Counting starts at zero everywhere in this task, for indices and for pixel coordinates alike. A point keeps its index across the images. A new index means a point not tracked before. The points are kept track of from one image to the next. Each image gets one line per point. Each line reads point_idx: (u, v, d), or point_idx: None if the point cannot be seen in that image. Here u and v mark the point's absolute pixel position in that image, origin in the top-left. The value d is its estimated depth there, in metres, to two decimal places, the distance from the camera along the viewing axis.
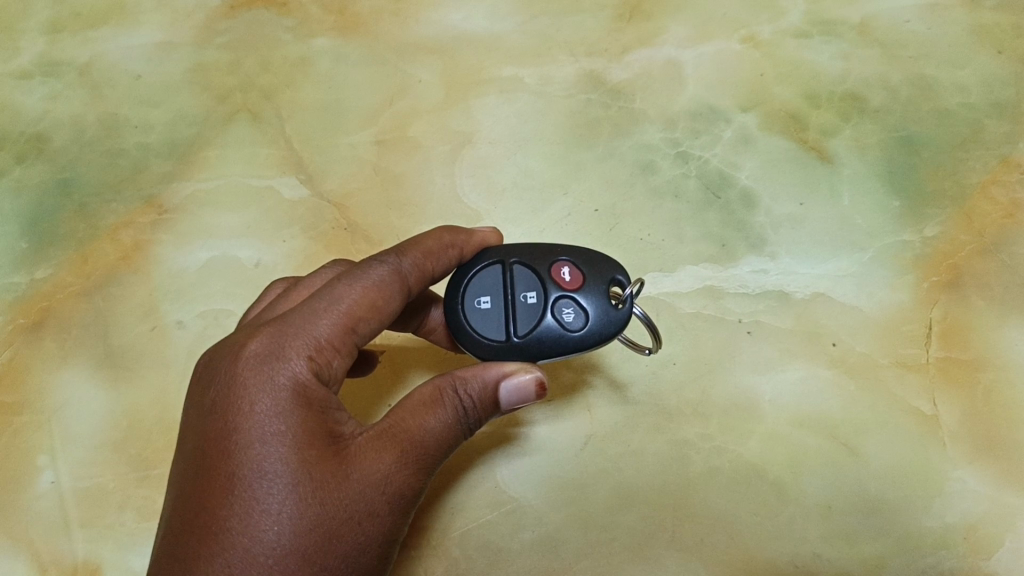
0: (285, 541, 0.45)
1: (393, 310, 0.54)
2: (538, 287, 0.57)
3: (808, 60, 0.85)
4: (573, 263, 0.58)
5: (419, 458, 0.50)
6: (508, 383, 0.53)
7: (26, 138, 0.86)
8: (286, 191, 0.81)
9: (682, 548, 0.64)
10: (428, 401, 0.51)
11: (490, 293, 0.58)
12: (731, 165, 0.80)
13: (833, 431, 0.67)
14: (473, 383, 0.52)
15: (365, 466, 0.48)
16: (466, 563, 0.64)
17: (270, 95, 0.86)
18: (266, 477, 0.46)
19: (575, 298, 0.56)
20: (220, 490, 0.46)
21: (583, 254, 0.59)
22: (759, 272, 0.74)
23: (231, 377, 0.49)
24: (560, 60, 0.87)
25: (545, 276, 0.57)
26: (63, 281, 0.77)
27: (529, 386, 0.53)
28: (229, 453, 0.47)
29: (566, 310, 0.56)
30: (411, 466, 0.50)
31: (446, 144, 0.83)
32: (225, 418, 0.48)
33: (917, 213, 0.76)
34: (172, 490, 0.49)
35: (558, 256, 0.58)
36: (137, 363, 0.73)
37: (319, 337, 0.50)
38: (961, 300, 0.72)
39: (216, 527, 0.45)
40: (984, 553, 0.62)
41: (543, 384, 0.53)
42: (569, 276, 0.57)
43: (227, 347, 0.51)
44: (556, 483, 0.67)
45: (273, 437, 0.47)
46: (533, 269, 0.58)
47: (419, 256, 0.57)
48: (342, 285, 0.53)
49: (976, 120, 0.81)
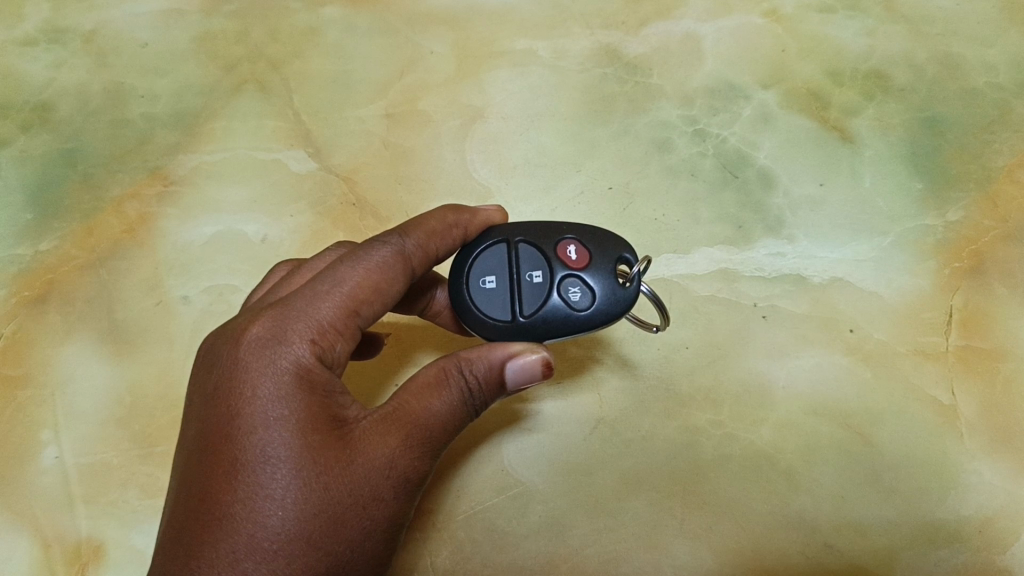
0: (290, 527, 0.44)
1: (397, 292, 0.53)
2: (544, 265, 0.55)
3: (832, 35, 0.83)
4: (578, 242, 0.56)
5: (425, 441, 0.49)
6: (514, 364, 0.51)
7: (31, 107, 0.84)
8: (294, 165, 0.79)
9: (690, 536, 0.63)
10: (432, 383, 0.50)
11: (494, 272, 0.56)
12: (749, 144, 0.78)
13: (848, 421, 0.66)
14: (478, 364, 0.50)
15: (370, 450, 0.47)
16: (470, 547, 0.64)
17: (278, 66, 0.85)
18: (271, 462, 0.45)
19: (581, 277, 0.54)
20: (223, 475, 0.45)
21: (589, 232, 0.57)
22: (776, 255, 0.72)
23: (234, 362, 0.48)
24: (575, 33, 0.84)
25: (550, 255, 0.55)
26: (67, 254, 0.76)
27: (535, 366, 0.51)
28: (232, 438, 0.46)
29: (571, 290, 0.54)
30: (417, 449, 0.49)
31: (457, 119, 0.81)
32: (228, 403, 0.47)
33: (941, 196, 0.74)
34: (175, 476, 0.48)
35: (563, 235, 0.57)
36: (141, 339, 0.72)
37: (321, 320, 0.49)
38: (983, 288, 0.70)
39: (220, 513, 0.45)
40: (999, 548, 0.61)
41: (549, 363, 0.51)
42: (575, 254, 0.55)
43: (229, 331, 0.50)
44: (563, 468, 0.66)
45: (276, 422, 0.46)
46: (539, 248, 0.56)
47: (423, 237, 0.55)
48: (345, 267, 0.52)
49: (1003, 100, 0.78)
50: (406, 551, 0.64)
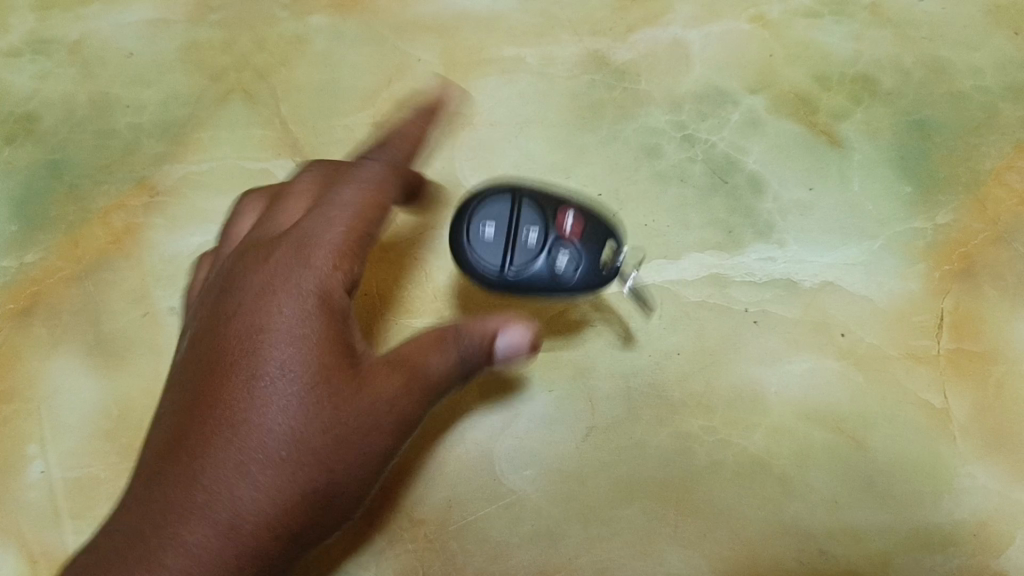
0: (290, 438, 0.50)
1: (387, 219, 0.58)
2: (542, 226, 0.56)
3: (819, 40, 0.83)
4: (580, 214, 0.57)
5: (424, 391, 0.54)
6: (504, 338, 0.55)
7: (15, 118, 0.84)
8: (282, 174, 0.79)
9: (684, 543, 0.63)
10: (435, 341, 0.55)
11: (492, 222, 0.57)
12: (738, 149, 0.78)
13: (840, 425, 0.65)
14: (475, 332, 0.55)
15: (374, 384, 0.52)
16: (464, 557, 0.63)
17: (265, 75, 0.84)
18: (282, 376, 0.51)
19: (572, 247, 0.56)
20: (237, 385, 0.51)
21: (588, 208, 0.58)
22: (766, 259, 0.72)
23: (257, 284, 0.54)
24: (563, 40, 0.84)
25: (551, 218, 0.57)
26: (53, 266, 0.75)
27: (523, 343, 0.55)
28: (249, 351, 0.52)
29: (562, 258, 0.56)
30: (416, 395, 0.53)
31: (445, 127, 0.81)
32: (249, 318, 0.53)
33: (930, 199, 0.74)
34: (183, 382, 0.54)
35: (570, 206, 0.58)
36: (128, 351, 0.71)
37: (337, 245, 0.55)
38: (973, 291, 0.70)
39: (232, 417, 0.51)
40: (993, 552, 0.61)
41: (536, 344, 0.55)
42: (572, 223, 0.56)
43: (258, 254, 0.56)
44: (556, 476, 0.65)
45: (294, 339, 0.51)
46: (542, 207, 0.57)
47: (403, 174, 0.61)
48: (349, 191, 0.58)
49: (990, 104, 0.79)
50: (397, 561, 0.63)
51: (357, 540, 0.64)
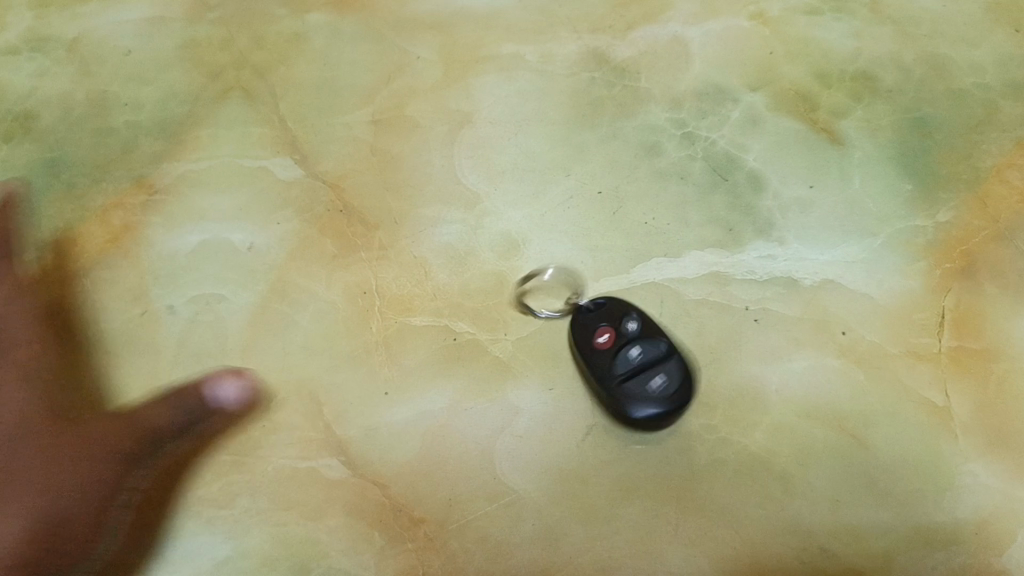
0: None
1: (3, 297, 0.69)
2: (644, 354, 0.65)
3: (819, 37, 0.83)
4: (591, 320, 0.67)
5: (138, 441, 0.63)
6: (220, 384, 0.66)
7: (12, 116, 0.83)
8: (281, 172, 0.78)
9: (686, 541, 0.62)
10: (161, 400, 0.65)
11: (665, 372, 0.64)
12: (738, 146, 0.78)
13: (841, 423, 0.65)
14: (184, 394, 0.65)
15: (89, 440, 0.63)
16: (465, 557, 0.62)
17: (263, 73, 0.84)
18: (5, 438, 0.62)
19: (657, 376, 0.64)
20: None
21: (583, 321, 0.68)
22: (767, 257, 0.72)
23: None
24: (562, 37, 0.84)
25: (654, 358, 0.65)
26: (51, 264, 0.75)
27: (228, 381, 0.66)
28: None
29: (636, 320, 0.67)
30: (136, 445, 0.63)
31: (444, 124, 0.80)
32: None
33: (930, 197, 0.74)
34: None
35: (586, 343, 0.66)
36: (127, 350, 0.71)
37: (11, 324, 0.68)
38: (974, 288, 0.70)
39: None
40: (997, 550, 0.61)
41: (238, 371, 0.67)
42: (659, 377, 0.64)
43: None
44: (556, 475, 0.65)
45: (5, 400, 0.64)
46: (653, 342, 0.65)
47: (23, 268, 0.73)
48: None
49: (991, 100, 0.79)
50: (396, 561, 0.62)
51: (358, 540, 0.63)
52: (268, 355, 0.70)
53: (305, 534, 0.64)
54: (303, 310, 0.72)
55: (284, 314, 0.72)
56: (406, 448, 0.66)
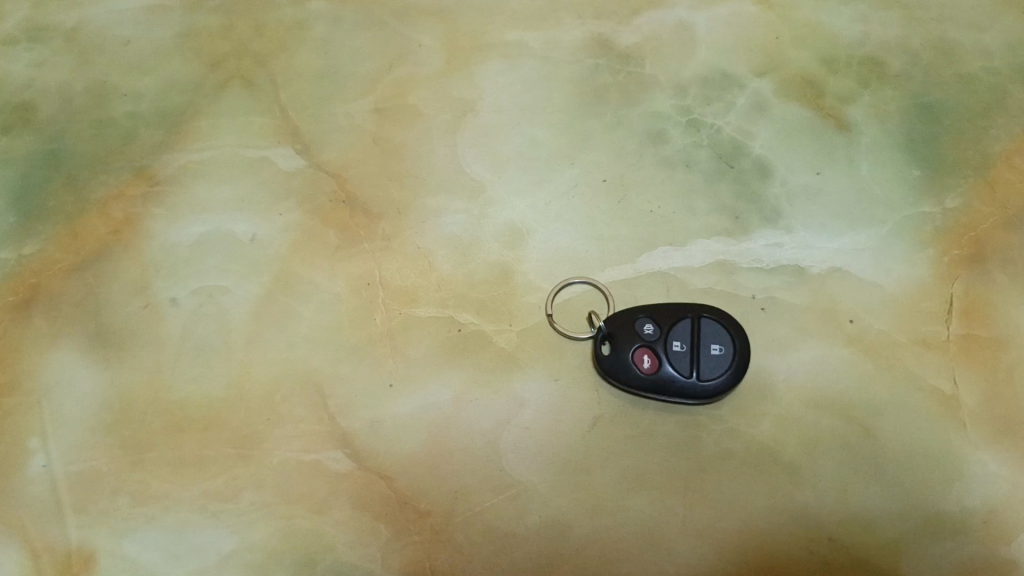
0: None
1: None
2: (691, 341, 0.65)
3: (826, 22, 0.82)
4: (618, 357, 0.65)
5: None
6: None
7: (11, 106, 0.83)
8: (283, 162, 0.78)
9: (693, 533, 0.62)
10: None
11: (716, 337, 0.65)
12: (744, 133, 0.77)
13: (849, 413, 0.65)
14: None
15: None
16: (470, 549, 0.62)
17: (264, 61, 0.83)
18: None
19: (715, 348, 0.64)
20: None
21: (610, 362, 0.65)
22: (774, 245, 0.71)
23: None
24: (566, 23, 0.83)
25: (696, 336, 0.65)
26: (52, 257, 0.74)
27: None
28: None
29: (648, 320, 0.66)
30: None
31: (448, 113, 0.80)
32: None
33: (939, 183, 0.73)
34: None
35: (635, 378, 0.65)
36: (129, 343, 0.70)
37: None
38: (983, 276, 0.69)
39: None
40: (1004, 539, 0.60)
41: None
42: (715, 346, 0.65)
43: None
44: (563, 466, 0.64)
45: None
46: (687, 322, 0.66)
47: None
48: None
49: (1000, 85, 0.78)
50: (401, 553, 0.62)
51: (364, 533, 0.63)
52: (272, 347, 0.70)
53: (311, 527, 0.63)
54: (307, 302, 0.72)
55: (287, 305, 0.72)
56: (411, 441, 0.66)
